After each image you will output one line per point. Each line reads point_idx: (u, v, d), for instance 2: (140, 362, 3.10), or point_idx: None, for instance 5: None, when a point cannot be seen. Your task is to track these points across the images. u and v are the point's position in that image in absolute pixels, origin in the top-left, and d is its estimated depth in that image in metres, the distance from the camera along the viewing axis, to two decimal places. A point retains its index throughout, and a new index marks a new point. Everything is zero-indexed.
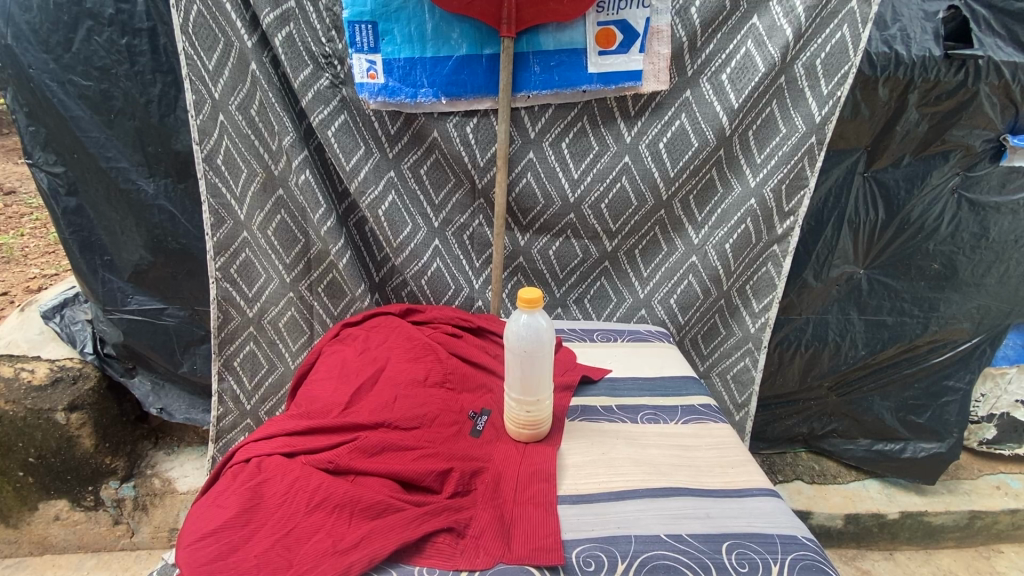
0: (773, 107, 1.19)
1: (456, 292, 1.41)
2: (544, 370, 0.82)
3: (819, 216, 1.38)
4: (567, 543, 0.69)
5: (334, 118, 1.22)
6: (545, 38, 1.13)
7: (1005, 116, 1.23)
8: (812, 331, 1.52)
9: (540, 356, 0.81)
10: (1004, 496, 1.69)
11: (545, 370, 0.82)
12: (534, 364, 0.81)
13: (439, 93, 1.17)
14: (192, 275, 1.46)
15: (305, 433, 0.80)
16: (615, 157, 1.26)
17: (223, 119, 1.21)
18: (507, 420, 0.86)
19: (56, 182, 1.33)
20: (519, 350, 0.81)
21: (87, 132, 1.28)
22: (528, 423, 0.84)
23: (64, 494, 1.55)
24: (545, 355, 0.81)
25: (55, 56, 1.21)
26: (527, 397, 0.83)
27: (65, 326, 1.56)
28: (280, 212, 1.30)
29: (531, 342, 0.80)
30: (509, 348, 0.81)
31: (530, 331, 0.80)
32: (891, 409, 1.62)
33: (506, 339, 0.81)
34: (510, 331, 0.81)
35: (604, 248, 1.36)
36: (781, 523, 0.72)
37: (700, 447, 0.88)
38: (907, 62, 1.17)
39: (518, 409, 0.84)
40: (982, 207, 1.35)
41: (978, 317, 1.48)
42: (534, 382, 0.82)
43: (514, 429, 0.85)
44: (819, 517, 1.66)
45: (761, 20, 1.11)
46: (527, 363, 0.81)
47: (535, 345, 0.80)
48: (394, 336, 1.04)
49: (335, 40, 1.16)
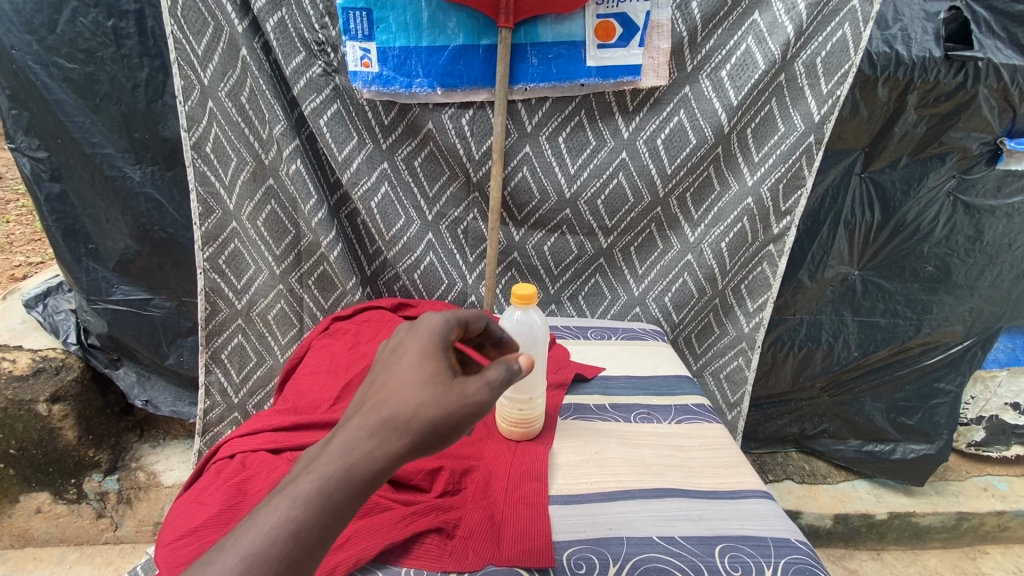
0: (773, 105, 1.17)
1: (449, 287, 1.39)
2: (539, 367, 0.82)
3: (816, 216, 1.37)
4: (558, 544, 0.68)
5: (326, 107, 1.19)
6: (544, 29, 1.11)
7: (1002, 119, 1.23)
8: (806, 331, 1.52)
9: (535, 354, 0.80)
10: (991, 498, 1.71)
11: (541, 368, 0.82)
12: None
13: (434, 84, 1.15)
14: (179, 265, 1.43)
15: (291, 429, 0.78)
16: (612, 152, 1.24)
17: (211, 105, 1.18)
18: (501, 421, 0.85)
19: (39, 167, 1.30)
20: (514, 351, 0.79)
21: (71, 117, 1.25)
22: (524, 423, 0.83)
23: (46, 487, 1.53)
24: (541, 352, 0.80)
25: (39, 37, 1.18)
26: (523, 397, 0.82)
27: (47, 316, 1.52)
28: (270, 202, 1.28)
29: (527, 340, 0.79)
30: None
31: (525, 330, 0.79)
32: (882, 410, 1.63)
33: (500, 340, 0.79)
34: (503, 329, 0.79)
35: (600, 245, 1.35)
36: (775, 527, 0.71)
37: (693, 448, 0.87)
38: (907, 63, 1.16)
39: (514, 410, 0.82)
40: (978, 210, 1.35)
41: (970, 320, 1.48)
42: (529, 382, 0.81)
43: (508, 430, 0.84)
44: (809, 516, 1.66)
45: (762, 16, 1.10)
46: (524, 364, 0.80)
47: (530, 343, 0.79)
48: (385, 330, 1.02)
49: (328, 27, 1.12)
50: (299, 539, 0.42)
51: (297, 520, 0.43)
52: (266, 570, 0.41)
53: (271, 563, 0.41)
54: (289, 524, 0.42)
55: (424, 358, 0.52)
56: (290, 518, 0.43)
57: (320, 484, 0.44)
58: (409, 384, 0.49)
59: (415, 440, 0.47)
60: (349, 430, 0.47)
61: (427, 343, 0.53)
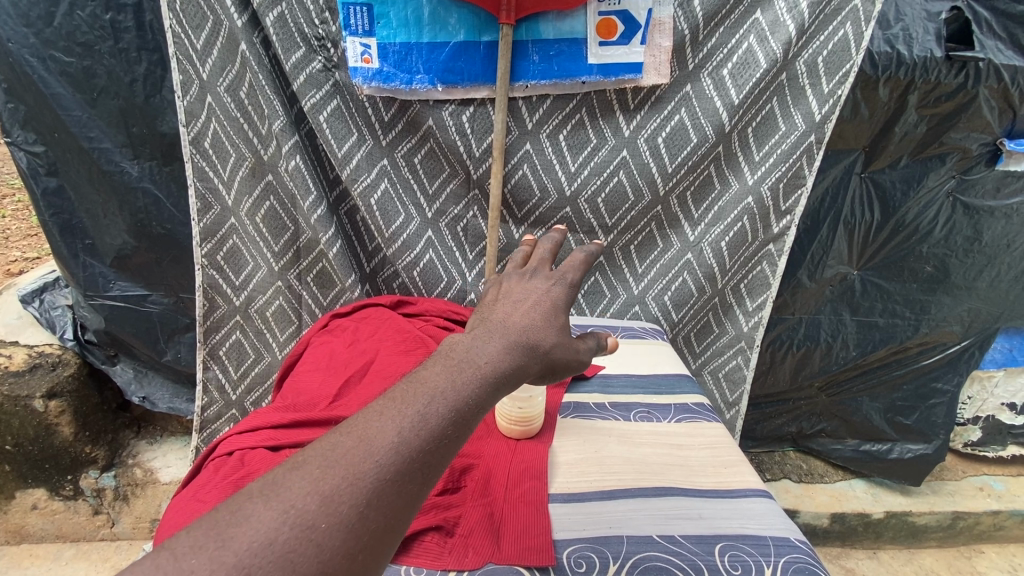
0: (774, 105, 1.17)
1: (448, 284, 1.39)
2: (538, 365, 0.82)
3: (816, 216, 1.37)
4: (558, 543, 0.68)
5: (326, 103, 1.18)
6: (546, 26, 1.10)
7: (1002, 120, 1.23)
8: (805, 331, 1.52)
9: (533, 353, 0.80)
10: (987, 498, 1.72)
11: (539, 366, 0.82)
12: None
13: (435, 80, 1.14)
14: (177, 261, 1.42)
15: (290, 426, 0.78)
16: (613, 151, 1.24)
17: (210, 100, 1.17)
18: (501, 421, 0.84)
19: (36, 162, 1.29)
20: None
21: (68, 111, 1.24)
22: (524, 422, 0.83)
23: (42, 483, 1.52)
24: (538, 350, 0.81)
25: (36, 30, 1.17)
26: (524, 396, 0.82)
27: (44, 311, 1.51)
28: (269, 198, 1.27)
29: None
30: None
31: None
32: (879, 410, 1.63)
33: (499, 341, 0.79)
34: None
35: (600, 244, 1.35)
36: (774, 526, 0.71)
37: (692, 447, 0.87)
38: (908, 63, 1.16)
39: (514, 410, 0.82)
40: (977, 210, 1.35)
41: (968, 320, 1.49)
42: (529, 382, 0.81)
43: (508, 429, 0.84)
44: (806, 515, 1.67)
45: (764, 15, 1.10)
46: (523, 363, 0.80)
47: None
48: (384, 328, 1.02)
49: (328, 22, 1.11)
50: (467, 430, 0.47)
51: (470, 412, 0.47)
52: (457, 434, 0.46)
53: (462, 426, 0.46)
54: (463, 415, 0.47)
55: (556, 303, 0.59)
56: (463, 411, 0.47)
57: (485, 386, 0.49)
58: (551, 320, 0.57)
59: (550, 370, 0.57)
60: (503, 344, 0.52)
61: (558, 293, 0.61)
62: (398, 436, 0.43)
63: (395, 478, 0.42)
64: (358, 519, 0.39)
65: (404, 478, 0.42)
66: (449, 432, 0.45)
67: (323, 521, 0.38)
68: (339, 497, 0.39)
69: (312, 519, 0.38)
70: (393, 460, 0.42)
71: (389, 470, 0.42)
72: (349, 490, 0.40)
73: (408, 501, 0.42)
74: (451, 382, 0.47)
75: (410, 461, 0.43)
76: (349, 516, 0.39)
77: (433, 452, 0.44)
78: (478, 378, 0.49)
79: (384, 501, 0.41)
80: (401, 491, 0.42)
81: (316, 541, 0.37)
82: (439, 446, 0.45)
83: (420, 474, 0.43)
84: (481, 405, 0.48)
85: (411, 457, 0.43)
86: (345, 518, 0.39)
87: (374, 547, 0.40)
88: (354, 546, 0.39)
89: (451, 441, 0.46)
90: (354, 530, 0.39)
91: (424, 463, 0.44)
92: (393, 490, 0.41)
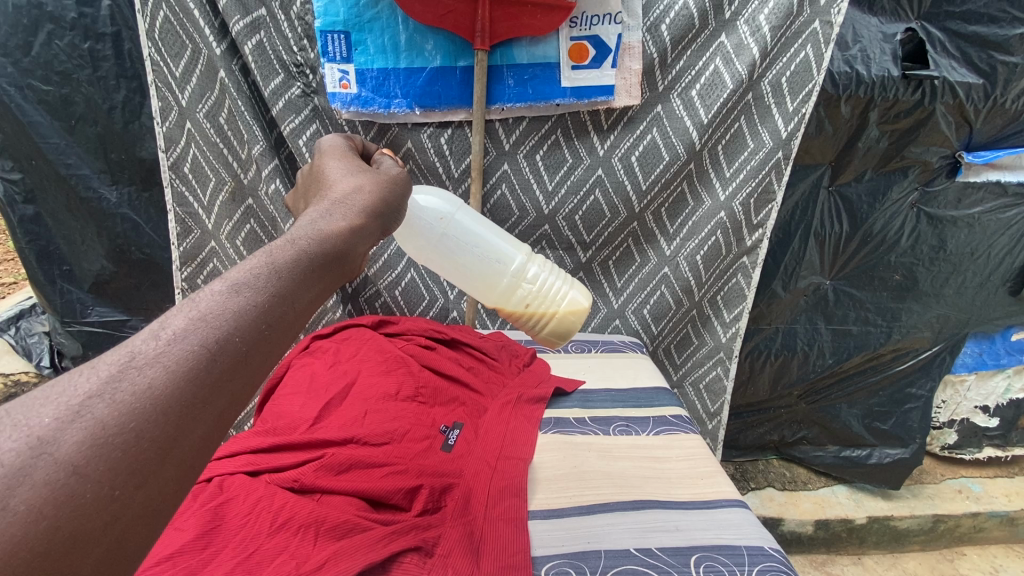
0: (741, 123, 1.21)
1: (430, 303, 1.40)
2: (470, 234, 0.92)
3: (787, 228, 1.41)
4: (537, 559, 0.70)
5: (306, 128, 1.20)
6: (519, 51, 1.13)
7: (959, 134, 1.28)
8: (781, 341, 1.55)
9: (448, 221, 0.90)
10: (966, 500, 1.76)
11: (473, 232, 0.92)
12: (459, 245, 0.90)
13: (413, 104, 1.16)
14: (157, 286, 1.42)
15: (268, 451, 0.77)
16: (589, 170, 1.27)
17: (189, 126, 1.18)
18: (536, 334, 0.86)
19: (12, 190, 1.29)
20: (444, 238, 0.89)
21: (46, 138, 1.24)
22: (546, 296, 0.84)
23: None
24: (459, 213, 0.92)
25: (14, 59, 1.17)
26: (492, 273, 0.88)
27: (20, 338, 1.52)
28: (249, 221, 1.28)
29: (434, 214, 0.90)
30: (431, 239, 0.89)
31: (413, 209, 0.88)
32: (857, 416, 1.67)
33: (411, 237, 0.88)
34: (419, 225, 0.88)
35: (579, 259, 1.37)
36: (748, 535, 0.73)
37: (670, 459, 0.89)
38: (867, 82, 1.20)
39: (518, 294, 0.85)
40: (940, 221, 1.40)
41: (937, 326, 1.53)
42: (469, 260, 0.89)
43: (551, 325, 0.84)
44: (790, 524, 1.68)
45: (728, 38, 1.13)
46: (451, 239, 0.90)
47: (437, 213, 0.90)
48: (365, 348, 1.00)
49: (306, 49, 1.14)
50: (270, 309, 0.38)
51: (266, 289, 0.39)
52: (264, 301, 0.38)
53: (265, 294, 0.39)
54: (264, 302, 0.38)
55: (364, 178, 0.57)
56: (254, 285, 0.39)
57: (286, 253, 0.42)
58: (352, 198, 0.53)
59: (370, 228, 0.52)
60: (305, 218, 0.48)
61: (369, 176, 0.57)
62: (158, 326, 0.35)
63: (156, 363, 0.32)
64: (95, 416, 0.29)
65: (186, 367, 0.33)
66: (237, 310, 0.37)
67: (41, 421, 0.28)
68: (64, 395, 0.29)
69: (20, 423, 0.28)
70: (152, 347, 0.33)
71: (168, 352, 0.33)
72: (81, 382, 0.30)
73: (193, 398, 0.32)
74: (246, 266, 0.40)
75: (175, 345, 0.33)
76: (82, 410, 0.29)
77: (214, 334, 0.35)
78: (275, 247, 0.42)
79: (140, 392, 0.31)
80: (167, 375, 0.32)
81: (26, 445, 0.27)
82: (236, 333, 0.36)
83: (197, 361, 0.34)
84: (283, 279, 0.40)
85: (197, 341, 0.34)
86: (115, 414, 0.30)
87: (156, 448, 0.30)
88: (122, 441, 0.29)
89: (244, 323, 0.37)
90: (91, 426, 0.29)
91: (224, 339, 0.35)
92: (153, 379, 0.32)
